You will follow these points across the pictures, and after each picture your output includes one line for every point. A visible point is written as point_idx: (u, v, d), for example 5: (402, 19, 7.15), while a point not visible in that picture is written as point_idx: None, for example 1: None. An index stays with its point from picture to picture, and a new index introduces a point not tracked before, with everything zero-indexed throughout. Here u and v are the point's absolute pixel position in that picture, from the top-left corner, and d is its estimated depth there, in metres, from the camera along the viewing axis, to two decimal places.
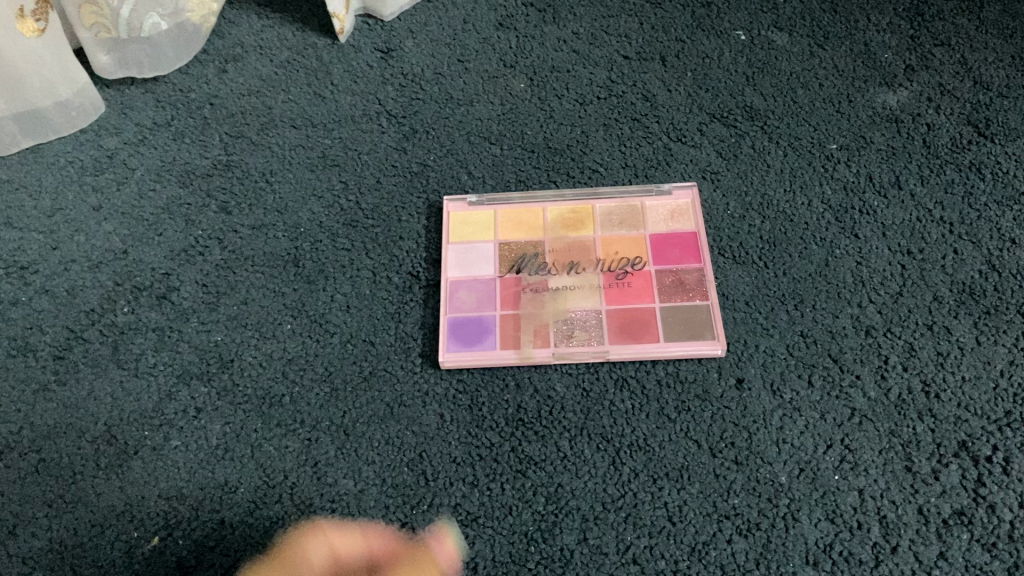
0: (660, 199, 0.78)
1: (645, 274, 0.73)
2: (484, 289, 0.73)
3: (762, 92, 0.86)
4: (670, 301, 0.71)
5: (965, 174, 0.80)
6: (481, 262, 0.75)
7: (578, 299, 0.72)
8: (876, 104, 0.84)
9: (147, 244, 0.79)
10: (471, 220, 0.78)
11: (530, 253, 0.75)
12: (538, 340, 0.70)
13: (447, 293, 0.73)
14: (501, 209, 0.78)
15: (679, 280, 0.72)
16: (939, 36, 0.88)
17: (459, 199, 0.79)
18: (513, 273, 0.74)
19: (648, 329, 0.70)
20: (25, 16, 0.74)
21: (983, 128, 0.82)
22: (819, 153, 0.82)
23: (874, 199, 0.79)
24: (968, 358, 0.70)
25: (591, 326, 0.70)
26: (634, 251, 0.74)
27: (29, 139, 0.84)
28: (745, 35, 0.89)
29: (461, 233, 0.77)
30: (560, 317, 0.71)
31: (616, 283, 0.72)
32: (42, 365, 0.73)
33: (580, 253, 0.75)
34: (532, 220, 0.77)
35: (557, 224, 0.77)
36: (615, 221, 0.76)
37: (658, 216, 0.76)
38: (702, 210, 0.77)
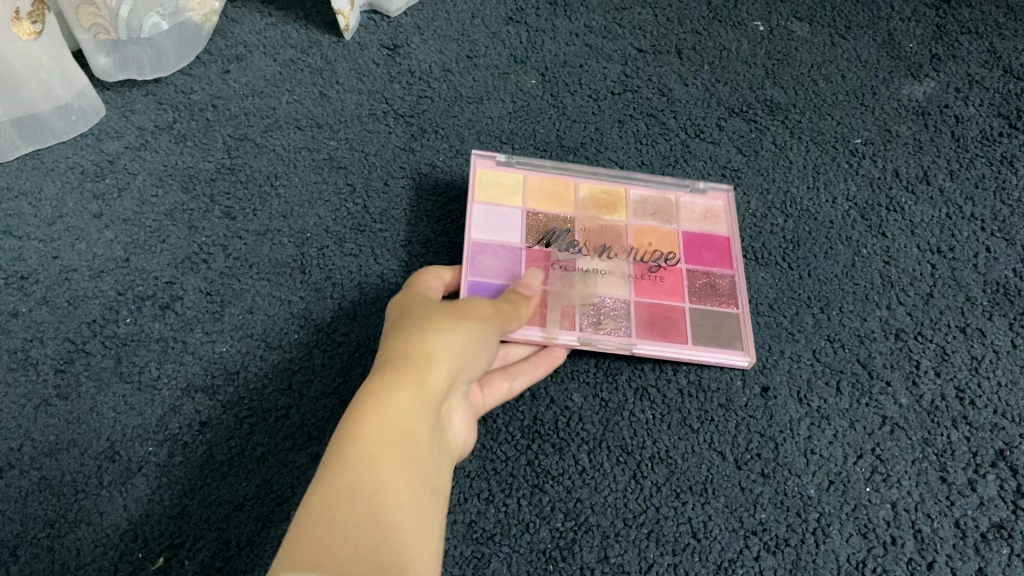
0: (694, 196, 0.73)
1: (677, 272, 0.68)
2: (509, 257, 0.66)
3: (783, 85, 0.83)
4: (701, 305, 0.66)
5: (997, 168, 0.77)
6: (509, 228, 0.68)
7: (607, 286, 0.66)
8: (900, 96, 0.81)
9: (150, 252, 0.77)
10: (500, 179, 0.71)
11: (562, 228, 0.69)
12: (564, 323, 0.64)
13: (469, 255, 0.65)
14: (531, 175, 0.72)
15: (711, 284, 0.68)
16: (966, 23, 0.85)
17: (488, 155, 0.72)
18: (543, 246, 0.67)
19: (676, 329, 0.65)
20: (21, 19, 0.71)
21: (1013, 119, 0.80)
22: (843, 148, 0.79)
23: (901, 195, 0.76)
24: (1004, 362, 0.68)
25: (620, 317, 0.65)
26: (667, 246, 0.69)
27: (29, 144, 0.81)
28: (763, 26, 0.86)
29: (488, 191, 0.69)
30: (588, 302, 0.65)
31: (646, 276, 0.67)
32: (41, 378, 0.71)
33: (612, 238, 0.69)
34: (563, 194, 0.71)
35: (588, 203, 0.71)
36: (647, 214, 0.71)
37: (690, 215, 0.72)
38: (738, 215, 0.72)
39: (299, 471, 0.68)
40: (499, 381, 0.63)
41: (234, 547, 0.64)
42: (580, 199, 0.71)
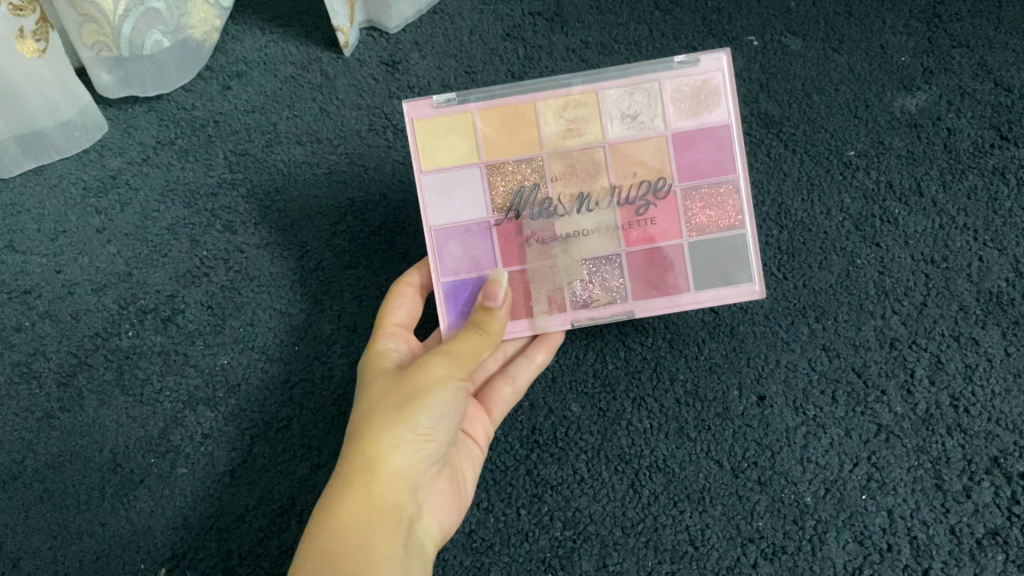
0: (680, 74, 0.59)
1: (670, 201, 0.61)
2: (476, 241, 0.61)
3: (777, 98, 0.83)
4: (701, 234, 0.61)
5: (989, 179, 0.78)
6: (469, 202, 0.61)
7: (593, 246, 0.62)
8: (894, 109, 0.82)
9: (151, 266, 0.79)
10: (444, 130, 0.60)
11: (528, 184, 0.61)
12: (552, 309, 0.62)
13: (436, 248, 0.61)
14: (479, 107, 0.60)
15: (710, 203, 0.61)
16: (958, 37, 0.84)
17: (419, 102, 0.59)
18: (512, 217, 0.61)
19: (675, 280, 0.62)
20: (25, 36, 0.73)
21: (1005, 131, 0.80)
22: (837, 161, 0.80)
23: (895, 206, 0.77)
24: (998, 370, 0.70)
25: (612, 281, 0.62)
26: (656, 167, 0.60)
27: (31, 159, 0.82)
28: (757, 41, 0.86)
29: (435, 153, 0.60)
30: (576, 274, 0.62)
31: (634, 222, 0.61)
32: (46, 393, 0.75)
33: (590, 175, 0.61)
34: (522, 123, 0.60)
35: (554, 130, 0.60)
36: (627, 119, 0.60)
37: (678, 105, 0.60)
38: (735, 84, 0.59)
39: (300, 482, 0.72)
40: (501, 387, 0.66)
41: (237, 556, 0.70)
42: (543, 126, 0.60)
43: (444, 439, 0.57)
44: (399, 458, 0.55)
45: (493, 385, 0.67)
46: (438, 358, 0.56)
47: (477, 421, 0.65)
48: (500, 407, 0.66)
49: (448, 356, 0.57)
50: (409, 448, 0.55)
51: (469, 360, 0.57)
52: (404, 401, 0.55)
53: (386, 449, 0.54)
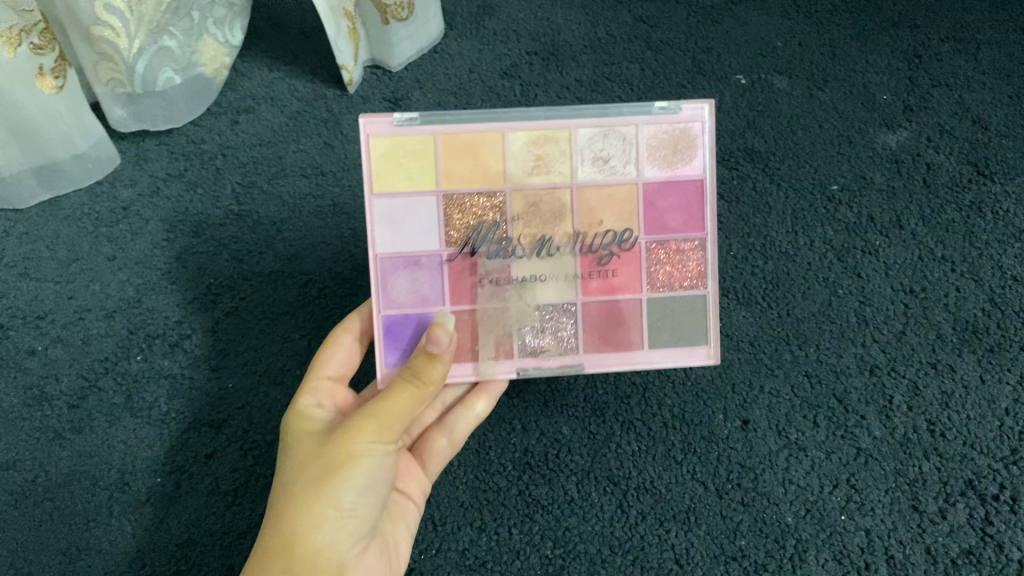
0: (659, 121, 0.58)
1: (634, 252, 0.59)
2: (425, 276, 0.58)
3: (762, 134, 0.87)
4: (661, 292, 0.60)
5: (966, 213, 0.82)
6: (421, 232, 0.58)
7: (549, 293, 0.60)
8: (876, 145, 0.85)
9: (160, 293, 0.82)
10: (402, 151, 0.57)
11: (487, 220, 0.58)
12: (499, 356, 0.60)
13: (381, 280, 0.58)
14: (441, 131, 0.57)
15: (676, 260, 0.60)
16: (937, 77, 0.89)
17: (379, 117, 0.56)
18: (466, 253, 0.58)
19: (632, 335, 0.61)
20: (44, 74, 0.77)
21: (982, 167, 0.84)
22: (821, 195, 0.83)
23: (876, 238, 0.80)
24: (973, 397, 0.74)
25: (565, 333, 0.60)
26: (623, 217, 0.58)
27: (46, 191, 0.86)
28: (744, 79, 0.90)
29: (389, 178, 0.57)
30: (527, 322, 0.60)
31: (595, 272, 0.59)
32: (56, 414, 0.78)
33: (553, 215, 0.58)
34: (487, 153, 0.57)
35: (519, 164, 0.57)
36: (599, 162, 0.58)
37: (654, 154, 0.58)
38: (714, 140, 0.58)
39: None
40: (437, 440, 0.67)
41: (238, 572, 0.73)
42: (508, 160, 0.57)
43: (373, 507, 0.55)
44: (323, 533, 0.53)
45: (429, 438, 0.67)
46: (362, 423, 0.54)
47: (412, 477, 0.65)
48: (435, 462, 0.67)
49: (373, 421, 0.54)
50: (332, 525, 0.54)
51: (397, 422, 0.55)
52: (325, 476, 0.53)
53: (309, 524, 0.53)
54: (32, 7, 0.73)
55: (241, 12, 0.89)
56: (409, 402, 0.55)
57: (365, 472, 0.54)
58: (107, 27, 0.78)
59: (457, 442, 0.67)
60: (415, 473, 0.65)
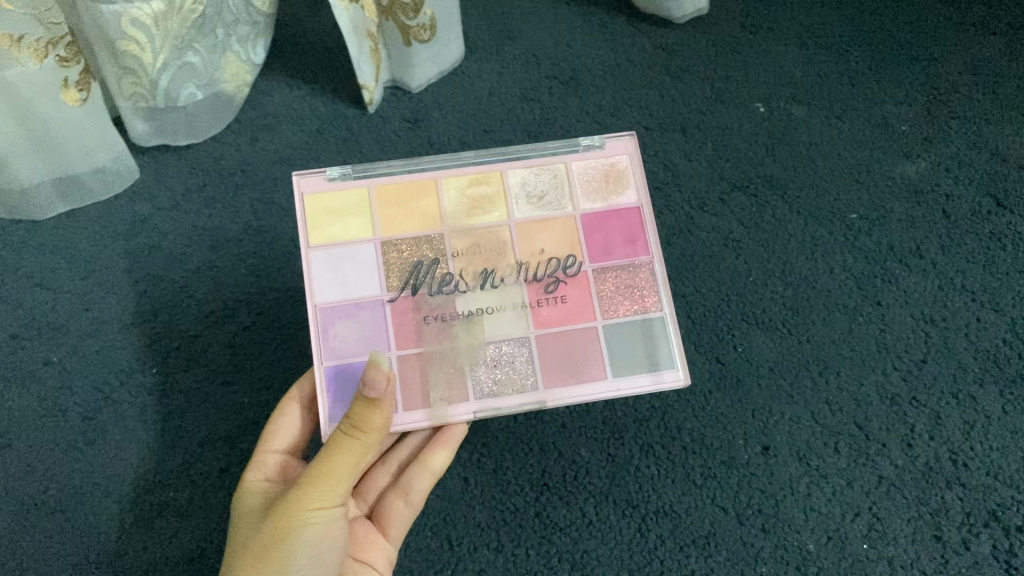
0: (586, 157, 0.62)
1: (581, 280, 0.60)
2: (367, 320, 0.59)
3: (782, 162, 0.88)
4: (616, 317, 0.60)
5: (986, 244, 0.84)
6: (360, 276, 0.59)
7: (497, 325, 0.60)
8: (895, 175, 0.88)
9: (177, 306, 0.82)
10: (338, 207, 0.59)
11: (426, 260, 0.60)
12: (452, 396, 0.59)
13: (320, 327, 0.58)
14: (373, 185, 0.60)
15: (624, 284, 0.61)
16: (956, 109, 0.91)
17: (315, 176, 0.59)
18: (409, 293, 0.59)
19: (592, 361, 0.59)
20: (69, 86, 0.78)
21: (1001, 198, 0.86)
22: (840, 223, 0.85)
23: (896, 267, 0.83)
24: (995, 427, 0.76)
25: (521, 367, 0.59)
26: (564, 246, 0.61)
27: (66, 203, 0.86)
28: (763, 107, 0.91)
29: (328, 228, 0.59)
30: (479, 356, 0.59)
31: (544, 299, 0.60)
32: (70, 425, 0.78)
33: (494, 251, 0.61)
34: (422, 199, 0.61)
35: (454, 207, 0.61)
36: (534, 200, 0.61)
37: (585, 187, 0.62)
38: (643, 169, 0.62)
39: None
40: (394, 502, 0.66)
41: None
42: (444, 203, 0.61)
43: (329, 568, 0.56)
44: None
45: (387, 501, 0.66)
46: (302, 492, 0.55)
47: (372, 545, 0.64)
48: (396, 526, 0.65)
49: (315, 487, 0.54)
50: None
51: (341, 480, 0.55)
52: (272, 550, 0.54)
53: None
54: (60, 20, 0.73)
55: (264, 29, 0.89)
56: (353, 455, 0.54)
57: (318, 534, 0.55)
58: (133, 42, 0.77)
59: (415, 504, 0.66)
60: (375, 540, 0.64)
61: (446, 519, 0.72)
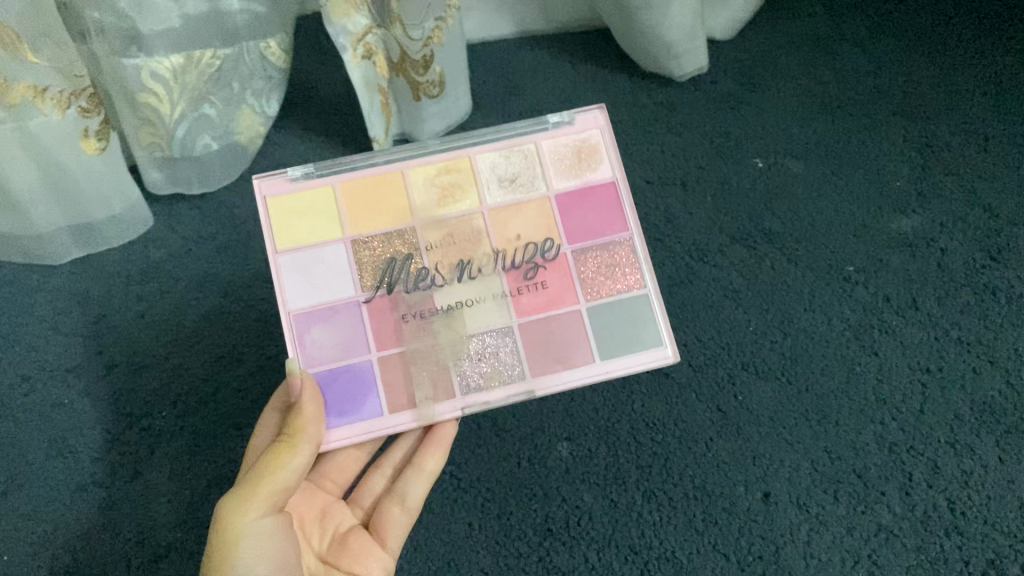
0: (556, 134, 0.62)
1: (560, 266, 0.61)
2: (342, 322, 0.59)
3: (780, 216, 0.91)
4: (599, 298, 0.61)
5: (981, 297, 0.86)
6: (332, 277, 0.59)
7: (479, 318, 0.60)
8: (891, 229, 0.90)
9: (187, 350, 0.84)
10: (301, 208, 0.59)
11: (399, 255, 0.60)
12: (438, 395, 0.59)
13: (295, 334, 0.59)
14: (337, 182, 0.60)
15: (606, 263, 0.61)
16: (949, 165, 0.94)
17: (274, 179, 0.59)
18: (384, 292, 0.60)
19: (578, 346, 0.60)
20: (89, 136, 0.80)
21: (994, 252, 0.88)
22: (837, 275, 0.87)
23: (893, 318, 0.85)
24: (992, 477, 0.79)
25: (505, 359, 0.60)
26: (540, 230, 0.61)
27: (81, 249, 0.88)
28: (762, 162, 0.94)
29: (294, 230, 0.59)
30: (462, 350, 0.60)
31: (524, 287, 0.60)
32: (80, 467, 0.80)
33: (470, 240, 0.61)
34: (389, 192, 0.61)
35: (424, 198, 0.61)
36: (506, 183, 0.61)
37: (557, 166, 0.62)
38: (616, 141, 0.62)
39: None
40: (390, 509, 0.67)
41: None
42: (414, 194, 0.61)
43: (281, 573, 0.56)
44: None
45: (382, 509, 0.68)
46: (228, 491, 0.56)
47: (369, 553, 0.65)
48: (393, 532, 0.67)
49: (240, 489, 0.56)
50: None
51: (272, 484, 0.56)
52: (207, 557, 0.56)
53: None
54: (83, 73, 0.76)
55: (279, 84, 0.91)
56: (281, 457, 0.57)
57: (252, 540, 0.55)
58: (152, 94, 0.81)
59: (412, 508, 0.68)
60: (373, 548, 0.65)
61: (450, 562, 0.75)
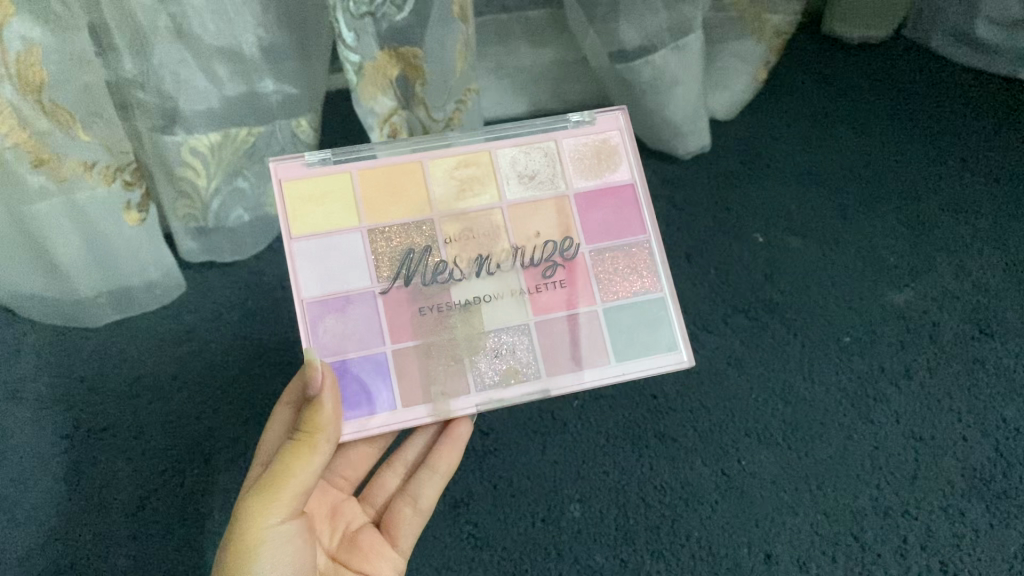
0: (576, 134, 0.66)
1: (579, 264, 0.64)
2: (357, 313, 0.61)
3: (780, 289, 0.97)
4: (615, 299, 0.64)
5: (970, 367, 0.93)
6: (349, 265, 0.61)
7: (497, 314, 0.63)
8: (885, 303, 0.96)
9: (218, 412, 0.92)
10: (318, 193, 0.61)
11: (417, 248, 0.63)
12: (455, 392, 0.62)
13: (309, 323, 0.61)
14: (355, 170, 0.63)
15: (625, 263, 0.65)
16: (940, 243, 1.00)
17: (292, 161, 0.61)
18: (401, 284, 0.62)
19: (595, 347, 0.63)
20: (131, 208, 0.88)
21: (983, 326, 0.95)
22: (833, 345, 0.94)
23: (887, 387, 0.92)
24: (983, 540, 0.85)
25: (524, 359, 0.63)
26: (559, 227, 0.64)
27: (116, 313, 0.95)
28: (762, 237, 1.00)
29: (310, 214, 0.61)
30: (480, 346, 0.63)
31: (542, 285, 0.64)
32: (115, 520, 0.87)
33: (488, 234, 0.64)
34: (408, 182, 0.63)
35: (444, 190, 0.64)
36: (526, 178, 0.65)
37: (576, 164, 0.65)
38: (634, 142, 0.66)
39: None
40: (403, 509, 0.73)
41: None
42: (432, 185, 0.63)
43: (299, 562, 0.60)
44: None
45: (396, 507, 0.73)
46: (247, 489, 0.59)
47: (381, 552, 0.70)
48: (403, 529, 0.72)
49: (261, 492, 0.58)
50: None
51: (291, 486, 0.58)
52: (228, 554, 0.58)
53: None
54: (128, 149, 0.84)
55: None
56: (299, 459, 0.58)
57: (269, 542, 0.58)
58: (190, 168, 0.87)
59: (424, 509, 0.73)
60: (385, 546, 0.71)
61: None
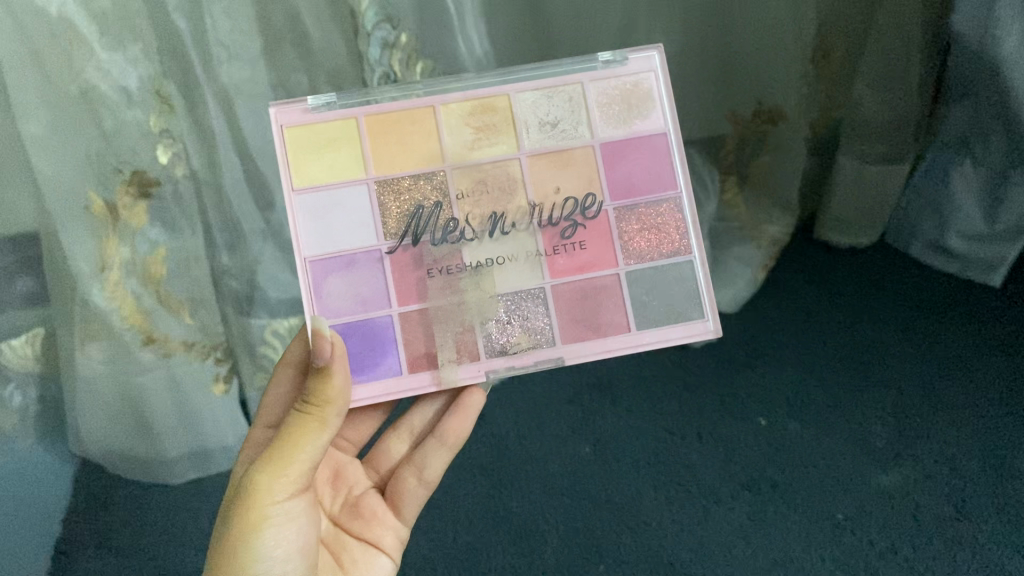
0: (601, 78, 0.77)
1: (598, 221, 0.77)
2: (366, 270, 0.76)
3: (781, 466, 1.12)
4: (634, 260, 0.78)
5: (950, 546, 1.05)
6: (359, 220, 0.75)
7: (506, 279, 0.77)
8: (873, 484, 1.10)
9: None
10: (328, 144, 0.74)
11: (428, 206, 0.76)
12: (461, 360, 0.77)
13: (320, 278, 0.75)
14: (362, 115, 0.75)
15: (651, 217, 0.78)
16: (921, 431, 1.14)
17: (294, 112, 0.74)
18: (410, 244, 0.76)
19: (611, 310, 0.78)
20: (218, 381, 1.12)
21: (960, 507, 1.08)
22: (829, 522, 1.08)
23: (877, 562, 1.05)
24: None
25: (538, 332, 0.77)
26: (578, 184, 0.77)
27: (197, 469, 1.18)
28: (764, 420, 1.16)
29: (318, 160, 0.74)
30: (493, 309, 0.77)
31: (560, 248, 0.77)
32: None
33: (504, 181, 0.77)
34: (420, 130, 0.76)
35: (456, 138, 0.76)
36: (548, 125, 0.77)
37: (597, 114, 0.77)
38: (664, 85, 0.77)
39: None
40: (408, 480, 0.88)
41: None
42: (443, 133, 0.76)
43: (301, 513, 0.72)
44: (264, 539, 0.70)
45: (402, 477, 0.88)
46: (259, 462, 0.70)
47: (383, 516, 0.87)
48: (406, 491, 0.88)
49: (277, 458, 0.69)
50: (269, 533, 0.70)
51: (299, 460, 0.70)
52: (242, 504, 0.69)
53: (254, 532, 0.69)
54: (218, 331, 1.09)
55: None
56: (311, 432, 0.70)
57: (279, 508, 0.70)
58: (270, 348, 1.14)
59: (426, 481, 0.88)
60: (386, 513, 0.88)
61: None
